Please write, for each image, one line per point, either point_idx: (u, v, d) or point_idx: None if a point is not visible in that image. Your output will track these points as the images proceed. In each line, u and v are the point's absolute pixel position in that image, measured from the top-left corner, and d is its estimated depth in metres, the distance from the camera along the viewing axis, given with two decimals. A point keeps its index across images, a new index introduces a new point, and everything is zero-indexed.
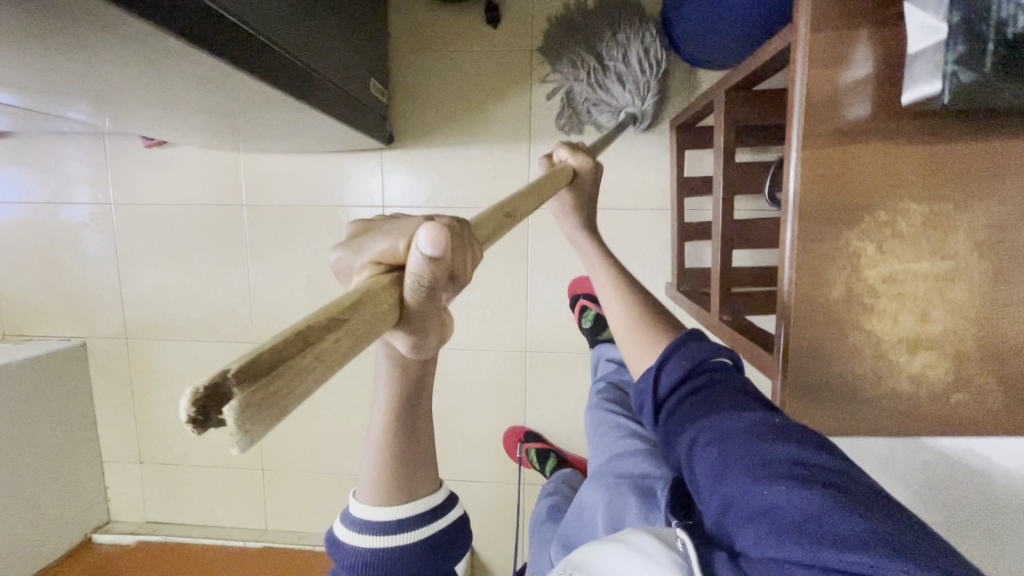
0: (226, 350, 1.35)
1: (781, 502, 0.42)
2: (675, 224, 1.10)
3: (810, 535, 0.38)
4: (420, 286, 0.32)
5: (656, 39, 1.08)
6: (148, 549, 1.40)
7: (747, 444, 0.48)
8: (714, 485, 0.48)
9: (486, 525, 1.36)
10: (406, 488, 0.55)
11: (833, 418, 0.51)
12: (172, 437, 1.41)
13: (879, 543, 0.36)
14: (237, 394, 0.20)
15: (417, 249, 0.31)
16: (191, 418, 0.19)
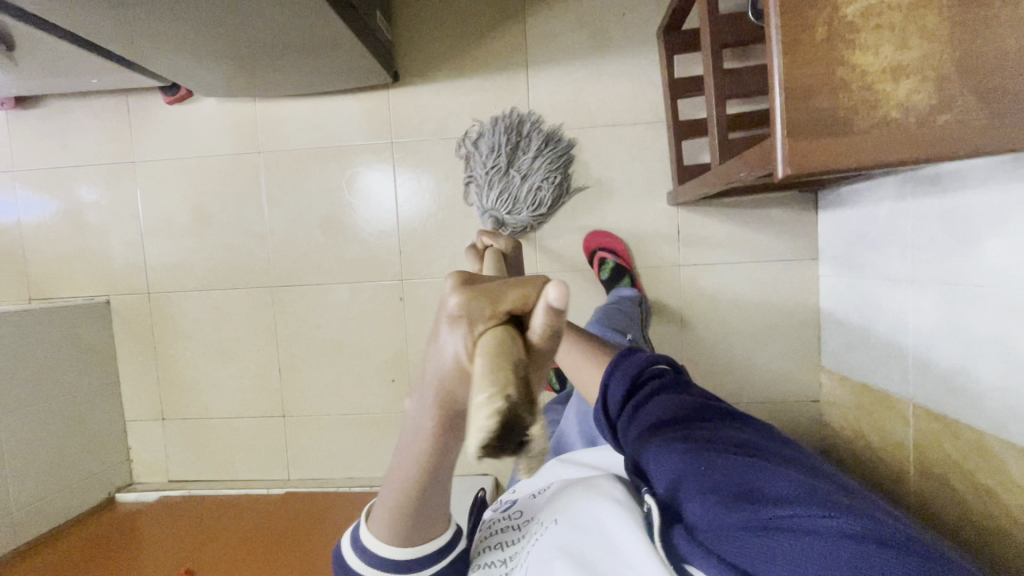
0: (246, 298, 1.39)
1: (728, 477, 0.54)
2: (671, 124, 1.17)
3: (753, 499, 0.50)
4: (546, 331, 0.38)
5: (551, 185, 1.25)
6: (177, 500, 1.39)
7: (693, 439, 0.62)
8: (665, 470, 0.60)
9: None
10: (414, 531, 0.61)
11: (832, 152, 0.55)
12: (193, 389, 1.42)
13: (799, 496, 0.49)
14: (530, 418, 0.32)
15: (547, 303, 0.37)
16: (500, 435, 0.31)
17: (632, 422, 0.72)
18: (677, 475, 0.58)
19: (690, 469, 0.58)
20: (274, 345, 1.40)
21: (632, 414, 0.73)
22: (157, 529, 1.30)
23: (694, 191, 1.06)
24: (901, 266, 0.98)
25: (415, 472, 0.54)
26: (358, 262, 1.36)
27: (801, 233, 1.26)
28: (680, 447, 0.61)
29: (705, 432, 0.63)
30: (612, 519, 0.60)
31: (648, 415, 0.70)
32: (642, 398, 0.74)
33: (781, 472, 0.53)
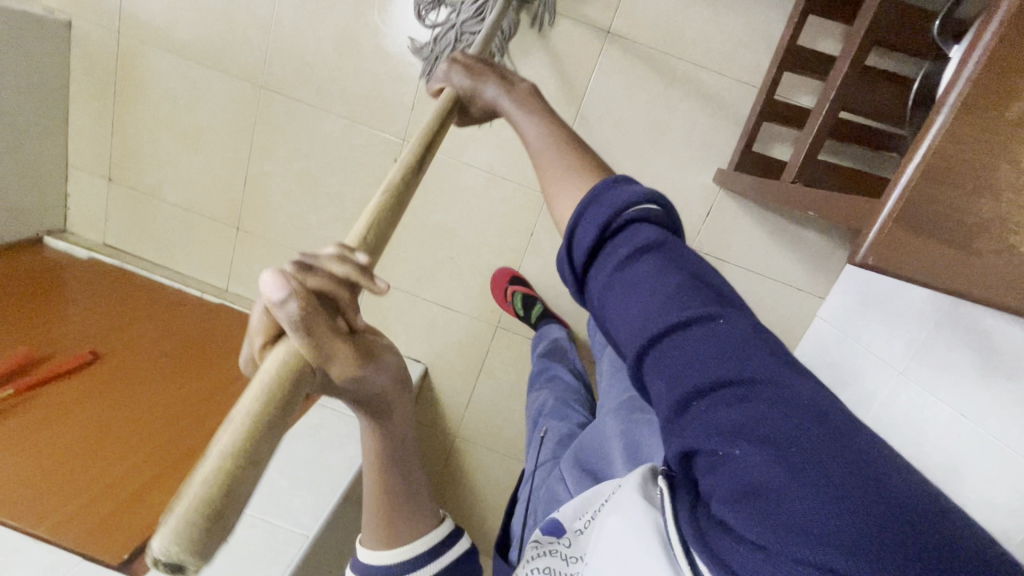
0: (228, 87, 1.21)
1: (736, 462, 0.33)
2: (761, 99, 0.99)
3: (768, 517, 0.30)
4: (296, 336, 0.34)
5: None
6: (110, 278, 1.31)
7: (687, 377, 0.38)
8: (665, 422, 0.39)
9: (448, 352, 1.35)
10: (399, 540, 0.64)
11: (927, 261, 0.44)
12: (149, 163, 1.29)
13: (839, 535, 0.28)
14: (166, 541, 0.26)
15: (267, 298, 0.34)
16: (165, 563, 0.27)
17: (609, 320, 0.45)
18: (679, 442, 0.37)
19: (697, 435, 0.36)
20: (246, 152, 1.26)
21: (606, 299, 0.46)
22: (84, 298, 1.22)
23: (748, 187, 0.93)
24: (899, 351, 0.93)
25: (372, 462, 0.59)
26: (363, 102, 1.19)
27: (823, 268, 1.17)
28: (680, 394, 0.37)
29: (708, 350, 0.38)
30: (638, 553, 0.41)
31: (630, 316, 0.43)
32: (606, 270, 0.47)
33: (823, 449, 0.31)
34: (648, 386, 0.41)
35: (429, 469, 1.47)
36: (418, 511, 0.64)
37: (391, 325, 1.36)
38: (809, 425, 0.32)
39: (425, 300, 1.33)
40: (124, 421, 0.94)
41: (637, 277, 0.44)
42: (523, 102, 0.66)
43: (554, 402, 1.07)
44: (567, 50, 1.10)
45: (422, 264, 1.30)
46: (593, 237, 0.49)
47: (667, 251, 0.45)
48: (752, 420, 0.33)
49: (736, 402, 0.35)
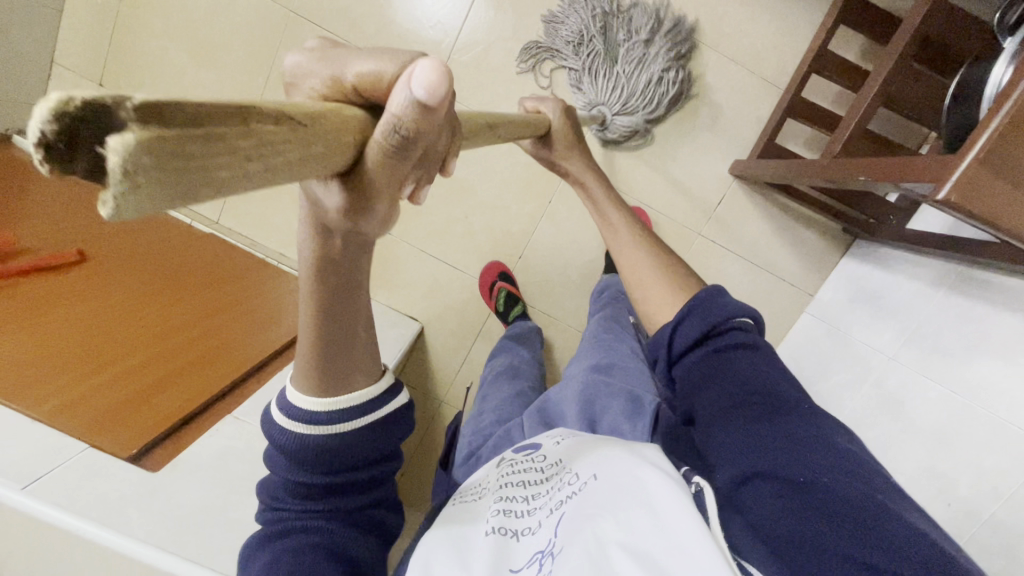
0: (256, 4, 1.15)
1: (817, 490, 0.46)
2: (788, 95, 1.06)
3: (841, 523, 0.43)
4: (388, 139, 0.28)
5: (673, 73, 1.12)
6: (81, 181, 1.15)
7: (777, 432, 0.52)
8: (744, 452, 0.52)
9: (448, 311, 1.33)
10: (325, 384, 0.50)
11: (1006, 199, 0.49)
12: (151, 72, 1.19)
13: (898, 546, 0.40)
14: (132, 127, 0.16)
15: (411, 86, 0.27)
16: (46, 138, 0.15)
17: (708, 375, 0.63)
18: (755, 466, 0.50)
19: (782, 470, 0.49)
20: (264, 75, 1.19)
21: (707, 363, 0.64)
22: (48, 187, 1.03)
23: (771, 172, 1.02)
24: (888, 339, 1.01)
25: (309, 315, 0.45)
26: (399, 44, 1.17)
27: (815, 266, 1.26)
28: (770, 441, 0.52)
29: (797, 418, 0.54)
30: (655, 486, 0.47)
31: (733, 378, 0.60)
32: (713, 353, 0.65)
33: (887, 501, 0.44)
34: (738, 424, 0.55)
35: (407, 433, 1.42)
36: (342, 368, 0.49)
37: (391, 278, 1.32)
38: (869, 484, 0.46)
39: (431, 257, 1.30)
40: (121, 315, 0.80)
41: (736, 362, 0.62)
42: (607, 190, 0.92)
43: (507, 368, 1.10)
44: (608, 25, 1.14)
45: (434, 218, 1.28)
46: (702, 326, 0.68)
47: (758, 353, 0.64)
48: (835, 467, 0.47)
49: (819, 451, 0.49)
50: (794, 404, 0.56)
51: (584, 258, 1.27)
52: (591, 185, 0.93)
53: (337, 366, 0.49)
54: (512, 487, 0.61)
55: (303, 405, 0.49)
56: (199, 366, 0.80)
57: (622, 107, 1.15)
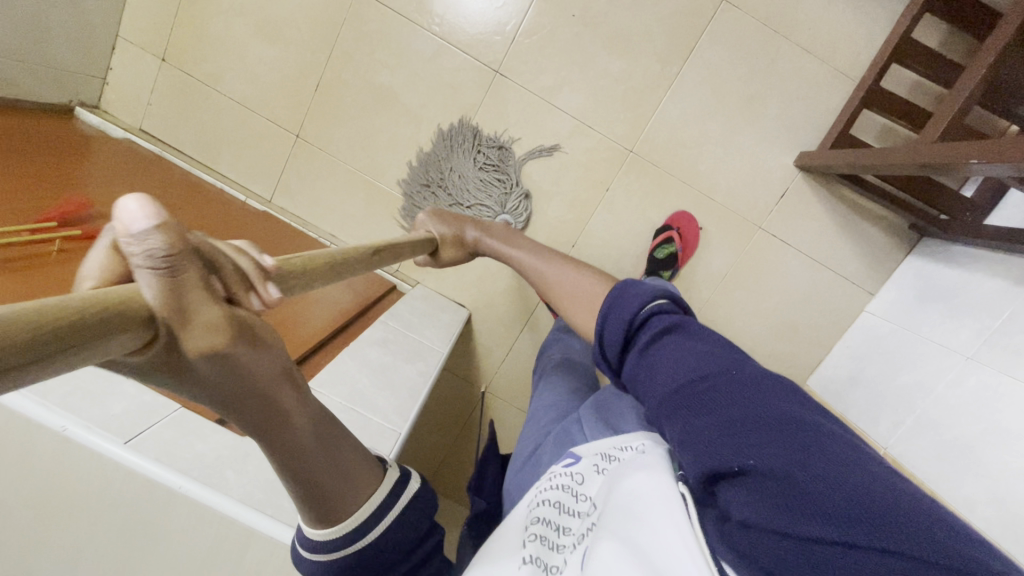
0: None
1: (759, 472, 0.40)
2: (865, 85, 1.03)
3: (791, 505, 0.37)
4: (158, 273, 0.23)
5: (485, 153, 1.20)
6: (139, 161, 1.16)
7: (713, 417, 0.46)
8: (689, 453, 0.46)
9: (496, 299, 1.32)
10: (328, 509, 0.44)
11: None
12: (215, 48, 1.20)
13: (849, 517, 0.34)
14: None
15: (127, 224, 0.23)
16: None
17: (642, 384, 0.56)
18: (702, 464, 0.44)
19: (723, 461, 0.43)
20: (326, 54, 1.19)
21: (636, 367, 0.58)
22: (113, 171, 1.05)
23: (850, 161, 0.99)
24: (965, 339, 0.97)
25: (289, 464, 0.39)
26: (465, 24, 1.15)
27: (880, 264, 1.22)
28: (706, 431, 0.46)
29: (726, 394, 0.47)
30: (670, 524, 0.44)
31: (661, 379, 0.54)
32: (642, 351, 0.58)
33: (830, 460, 0.38)
34: (676, 419, 0.49)
35: (450, 420, 1.41)
36: (345, 481, 0.44)
37: None
38: (812, 446, 0.39)
39: None
40: None
41: (662, 353, 0.56)
42: (510, 241, 0.96)
43: (561, 361, 1.06)
44: (677, 11, 1.12)
45: None
46: (622, 324, 0.62)
47: (687, 332, 0.58)
48: (768, 441, 0.41)
49: (752, 430, 0.43)
50: (723, 375, 0.50)
51: (640, 248, 1.25)
52: (493, 243, 0.98)
53: (325, 487, 0.42)
54: (548, 508, 0.55)
55: (319, 538, 0.44)
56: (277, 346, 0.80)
57: (499, 200, 1.21)
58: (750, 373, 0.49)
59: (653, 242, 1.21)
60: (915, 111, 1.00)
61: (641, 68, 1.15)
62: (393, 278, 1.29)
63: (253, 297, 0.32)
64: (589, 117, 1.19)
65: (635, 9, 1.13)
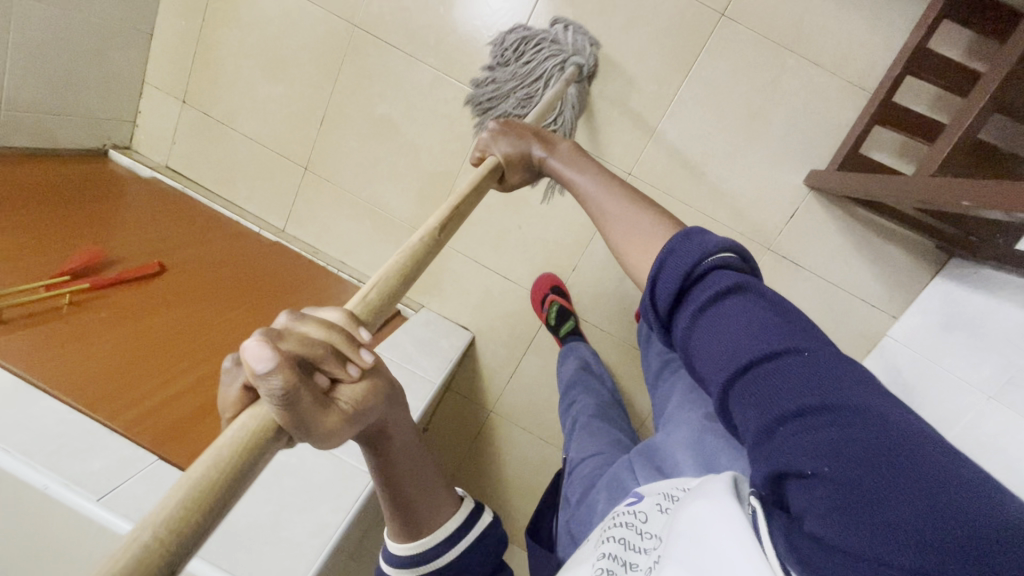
0: (321, 21, 1.19)
1: (833, 481, 0.38)
2: (876, 100, 0.96)
3: (863, 522, 0.35)
4: (275, 402, 0.37)
5: (501, 52, 1.09)
6: (165, 201, 1.25)
7: (782, 406, 0.44)
8: (758, 448, 0.46)
9: (499, 322, 1.33)
10: (416, 525, 0.57)
11: None
12: (228, 89, 1.27)
13: (929, 544, 0.32)
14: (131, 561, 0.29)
15: (251, 367, 0.37)
16: None
17: (699, 355, 0.55)
18: (771, 464, 0.43)
19: (791, 462, 0.41)
20: (328, 89, 1.23)
21: (692, 336, 0.56)
22: (140, 213, 1.14)
23: (853, 187, 0.93)
24: (988, 376, 0.90)
25: (393, 485, 0.55)
26: (459, 54, 1.16)
27: (903, 285, 1.14)
28: (776, 427, 0.44)
29: (791, 381, 0.45)
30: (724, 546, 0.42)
31: (720, 355, 0.52)
32: (699, 318, 0.56)
33: (911, 466, 0.36)
34: (741, 410, 0.48)
35: (458, 440, 1.44)
36: (429, 501, 0.58)
37: (445, 287, 1.33)
38: (891, 448, 0.37)
39: (485, 267, 1.30)
40: (175, 335, 0.83)
41: (720, 322, 0.54)
42: (575, 162, 0.81)
43: (594, 407, 0.99)
44: (673, 29, 1.09)
45: (488, 229, 1.28)
46: (676, 284, 0.59)
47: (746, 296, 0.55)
48: (838, 441, 0.39)
49: (819, 428, 0.41)
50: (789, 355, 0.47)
51: None
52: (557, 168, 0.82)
53: (416, 496, 0.57)
54: (614, 545, 0.58)
55: (404, 552, 0.57)
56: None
57: (550, 61, 1.07)
58: (818, 353, 0.46)
59: None
60: (932, 128, 0.93)
61: (636, 89, 1.13)
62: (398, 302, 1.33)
63: (349, 367, 0.43)
64: (585, 141, 1.18)
65: (628, 30, 1.10)
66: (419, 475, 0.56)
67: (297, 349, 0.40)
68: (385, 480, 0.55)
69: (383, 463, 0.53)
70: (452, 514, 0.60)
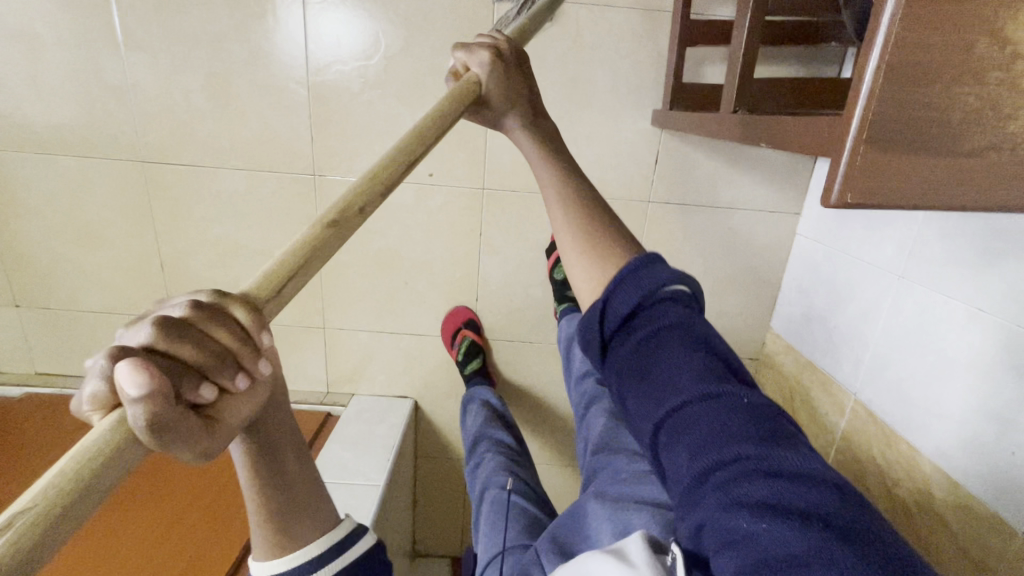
0: (110, 172, 1.09)
1: (766, 546, 0.31)
2: (677, 25, 0.89)
3: None
4: (150, 427, 0.29)
5: None
6: (53, 414, 1.19)
7: (720, 446, 0.36)
8: (683, 498, 0.38)
9: (432, 378, 1.27)
10: (288, 541, 0.52)
11: (901, 184, 0.36)
12: (55, 275, 1.17)
13: None
14: None
15: (126, 386, 0.28)
16: None
17: (632, 382, 0.45)
18: (696, 519, 0.36)
19: (723, 520, 0.33)
20: (152, 233, 1.14)
21: (628, 361, 0.46)
22: (26, 459, 1.08)
23: (684, 125, 0.86)
24: (891, 253, 0.86)
25: (256, 493, 0.51)
26: (262, 145, 1.07)
27: (790, 181, 1.10)
28: (708, 470, 0.36)
29: (731, 421, 0.37)
30: None
31: (658, 382, 0.42)
32: (637, 342, 0.46)
33: (847, 534, 0.30)
34: (671, 449, 0.39)
35: (450, 500, 1.40)
36: (310, 513, 0.54)
37: (365, 368, 1.27)
38: (830, 509, 0.31)
39: (393, 334, 1.23)
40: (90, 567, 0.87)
41: (664, 344, 0.44)
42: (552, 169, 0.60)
43: (501, 465, 0.95)
44: (456, 32, 1.00)
45: (377, 298, 1.20)
46: (626, 302, 0.48)
47: (695, 324, 0.45)
48: (773, 497, 0.32)
49: (752, 476, 0.34)
50: (736, 392, 0.39)
51: (541, 275, 1.18)
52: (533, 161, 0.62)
53: (296, 499, 0.53)
54: None
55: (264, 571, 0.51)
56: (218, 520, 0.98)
57: None
58: (768, 402, 0.39)
59: (549, 263, 1.13)
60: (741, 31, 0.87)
61: None
62: (325, 405, 1.26)
63: (240, 380, 0.34)
64: (426, 176, 1.10)
65: (414, 51, 1.02)
66: (289, 493, 0.53)
67: (178, 352, 0.31)
68: (250, 491, 0.51)
69: (254, 457, 0.50)
70: (337, 527, 0.56)
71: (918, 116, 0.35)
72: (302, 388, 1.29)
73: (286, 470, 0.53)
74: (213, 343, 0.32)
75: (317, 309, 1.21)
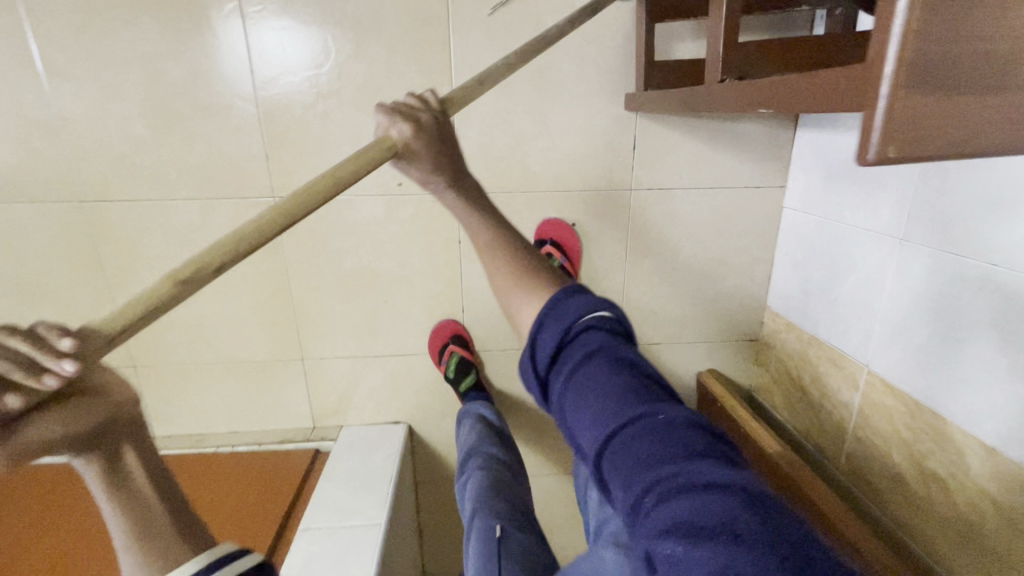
0: (46, 216, 1.00)
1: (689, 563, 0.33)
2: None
3: None
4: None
5: None
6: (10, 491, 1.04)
7: (654, 475, 0.38)
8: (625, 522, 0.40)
9: (424, 399, 1.20)
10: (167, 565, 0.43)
11: (947, 130, 0.31)
12: None
13: None
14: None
15: None
16: None
17: (573, 415, 0.48)
18: (638, 542, 0.38)
19: (653, 540, 0.36)
20: (101, 277, 1.05)
21: (566, 394, 0.50)
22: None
23: (664, 104, 0.81)
24: (890, 219, 0.82)
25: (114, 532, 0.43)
26: (211, 171, 0.99)
27: (772, 153, 1.06)
28: (639, 493, 0.39)
29: (659, 448, 0.40)
30: None
31: (596, 414, 0.45)
32: (570, 376, 0.50)
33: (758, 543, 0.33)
34: (610, 472, 0.43)
35: (457, 524, 1.32)
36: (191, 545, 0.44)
37: (351, 396, 1.19)
38: (737, 521, 0.34)
39: (377, 357, 1.16)
40: None
41: (595, 377, 0.47)
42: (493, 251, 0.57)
43: (491, 485, 0.87)
44: (410, 29, 0.94)
45: (356, 320, 1.12)
46: (555, 337, 0.52)
47: (622, 356, 0.49)
48: (693, 513, 0.35)
49: (675, 494, 0.37)
50: (659, 419, 0.43)
51: None
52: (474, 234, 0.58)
53: (184, 524, 0.45)
54: None
55: None
56: (253, 522, 0.98)
57: None
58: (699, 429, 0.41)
59: None
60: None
61: None
62: (313, 441, 1.18)
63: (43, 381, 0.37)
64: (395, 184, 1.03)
65: (367, 53, 0.95)
66: (163, 518, 0.44)
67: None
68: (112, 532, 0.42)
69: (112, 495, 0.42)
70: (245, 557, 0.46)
71: (961, 51, 0.30)
72: (286, 425, 1.20)
73: (149, 501, 0.44)
74: (19, 354, 0.37)
75: (292, 339, 1.13)
